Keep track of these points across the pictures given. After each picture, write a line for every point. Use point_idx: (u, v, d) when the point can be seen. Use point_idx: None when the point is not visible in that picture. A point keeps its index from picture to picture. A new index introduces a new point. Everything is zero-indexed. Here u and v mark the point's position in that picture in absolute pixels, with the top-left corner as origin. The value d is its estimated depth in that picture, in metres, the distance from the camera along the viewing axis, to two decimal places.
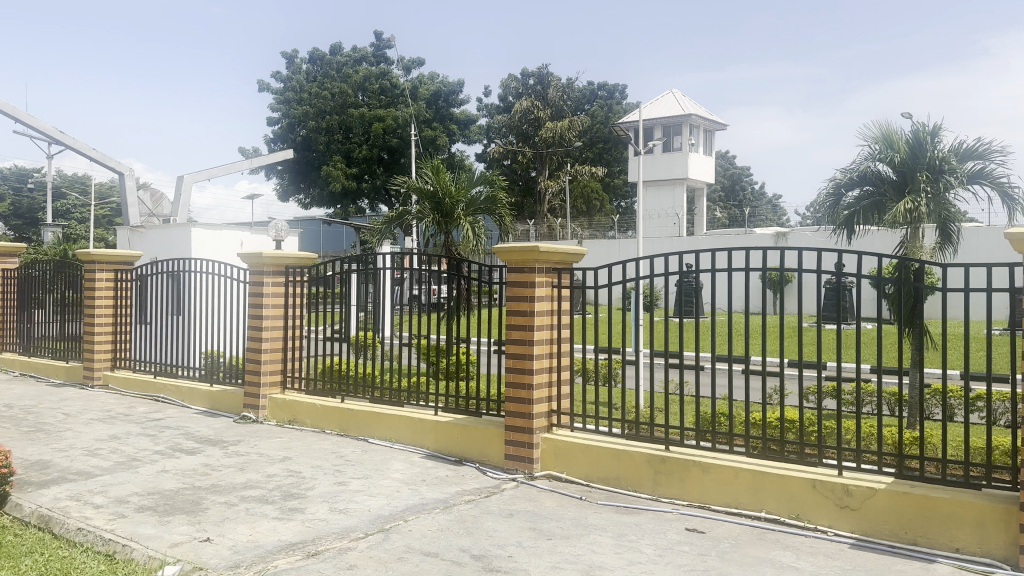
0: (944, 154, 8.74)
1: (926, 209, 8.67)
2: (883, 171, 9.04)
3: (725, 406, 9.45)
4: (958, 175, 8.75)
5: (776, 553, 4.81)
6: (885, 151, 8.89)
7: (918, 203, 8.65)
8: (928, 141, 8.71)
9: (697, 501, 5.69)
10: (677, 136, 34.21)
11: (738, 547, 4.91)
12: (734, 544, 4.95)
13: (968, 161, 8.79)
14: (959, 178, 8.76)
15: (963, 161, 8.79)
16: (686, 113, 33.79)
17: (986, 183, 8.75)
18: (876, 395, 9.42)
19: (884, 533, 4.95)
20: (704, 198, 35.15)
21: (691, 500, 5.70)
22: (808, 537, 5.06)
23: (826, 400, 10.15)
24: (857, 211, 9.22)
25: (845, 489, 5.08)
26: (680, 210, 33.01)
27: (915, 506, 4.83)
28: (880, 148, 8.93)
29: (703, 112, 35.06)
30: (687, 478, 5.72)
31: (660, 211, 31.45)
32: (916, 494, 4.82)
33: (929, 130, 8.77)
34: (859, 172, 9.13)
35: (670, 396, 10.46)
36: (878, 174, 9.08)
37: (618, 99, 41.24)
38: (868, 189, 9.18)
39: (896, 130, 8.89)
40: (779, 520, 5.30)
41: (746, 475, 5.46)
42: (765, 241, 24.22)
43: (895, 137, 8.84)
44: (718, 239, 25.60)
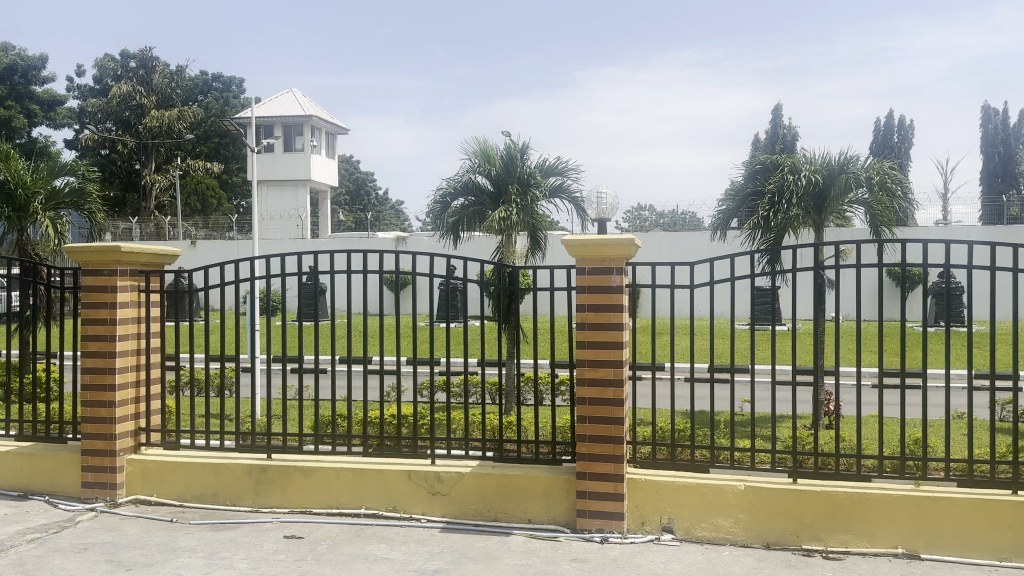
0: (530, 169, 9.82)
1: (517, 217, 9.65)
2: (482, 182, 9.91)
3: (341, 407, 9.53)
4: (542, 189, 9.89)
5: (371, 548, 4.95)
6: (483, 164, 9.76)
7: (510, 211, 9.59)
8: (518, 157, 9.70)
9: (299, 506, 5.67)
10: (298, 136, 34.24)
11: (335, 548, 4.95)
12: (331, 546, 4.98)
13: (550, 176, 9.99)
14: (543, 191, 9.89)
15: (545, 176, 9.95)
16: (306, 114, 33.74)
17: (564, 197, 10.01)
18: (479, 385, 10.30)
19: (470, 513, 5.40)
20: (328, 201, 35.31)
21: (293, 507, 5.67)
22: (401, 528, 5.30)
23: (436, 394, 10.79)
24: (461, 217, 10.01)
25: (436, 477, 5.44)
26: (304, 211, 32.62)
27: (494, 486, 5.35)
28: (479, 161, 9.79)
29: (325, 115, 35.27)
30: (289, 485, 5.67)
31: (283, 212, 30.68)
32: (494, 475, 5.34)
33: (518, 147, 9.78)
34: (461, 182, 9.90)
35: (287, 401, 10.21)
36: (477, 186, 9.94)
37: (234, 92, 38.88)
38: (471, 198, 10.01)
39: (492, 146, 9.81)
40: (378, 514, 5.50)
41: (346, 474, 5.58)
42: (385, 244, 25.07)
43: (491, 152, 9.74)
44: (342, 242, 25.82)
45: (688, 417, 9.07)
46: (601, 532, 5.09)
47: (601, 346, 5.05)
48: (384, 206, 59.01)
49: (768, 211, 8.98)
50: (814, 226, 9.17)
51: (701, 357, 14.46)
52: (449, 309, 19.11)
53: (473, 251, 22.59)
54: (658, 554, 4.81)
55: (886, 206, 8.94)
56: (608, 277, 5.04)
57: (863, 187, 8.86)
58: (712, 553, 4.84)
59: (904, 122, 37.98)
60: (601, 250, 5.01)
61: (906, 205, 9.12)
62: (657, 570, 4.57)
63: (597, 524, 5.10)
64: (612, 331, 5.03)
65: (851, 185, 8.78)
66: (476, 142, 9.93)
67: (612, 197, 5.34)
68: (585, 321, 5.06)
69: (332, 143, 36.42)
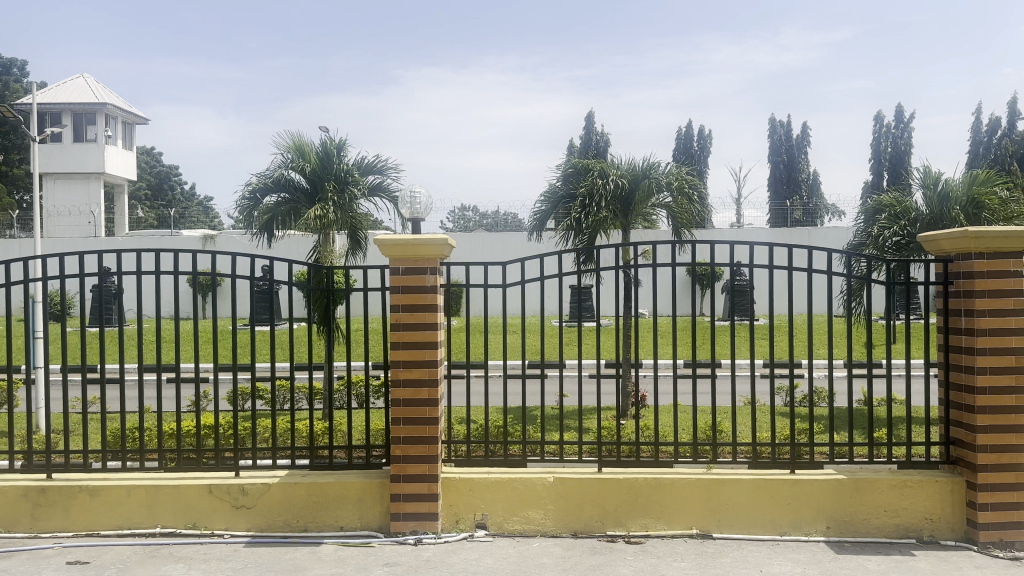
0: (348, 167, 9.56)
1: (334, 215, 9.33)
2: (295, 179, 9.51)
3: (139, 419, 8.80)
4: (360, 187, 9.65)
5: (167, 569, 4.60)
6: (297, 160, 9.38)
7: (326, 209, 9.24)
8: (334, 153, 9.42)
9: (85, 529, 5.17)
10: (91, 125, 31.23)
11: (125, 572, 4.55)
12: (121, 570, 4.57)
13: (368, 174, 9.79)
14: (361, 189, 9.66)
15: (364, 174, 9.73)
16: (101, 102, 30.89)
17: (383, 196, 9.84)
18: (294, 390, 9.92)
19: (278, 525, 5.17)
20: (126, 195, 32.56)
21: (78, 530, 5.16)
22: (202, 544, 4.97)
23: (248, 401, 10.27)
24: (275, 215, 9.55)
25: (241, 490, 5.16)
26: (99, 207, 29.87)
27: (304, 495, 5.15)
28: (292, 156, 9.41)
29: (122, 103, 32.46)
30: (74, 506, 5.16)
31: (73, 207, 27.89)
32: (304, 483, 5.14)
33: (334, 143, 9.50)
34: (272, 178, 9.46)
35: (77, 415, 9.29)
36: (290, 182, 9.51)
37: (14, 76, 35.38)
38: (284, 195, 9.57)
39: (306, 141, 9.46)
40: (176, 532, 5.13)
41: (140, 492, 5.15)
42: (192, 243, 23.51)
43: (306, 147, 9.39)
44: (141, 241, 23.89)
45: (505, 413, 9.27)
46: (415, 534, 5.06)
47: (414, 347, 5.00)
48: (193, 202, 55.35)
49: (581, 212, 9.36)
50: (622, 227, 9.68)
51: (519, 353, 14.86)
52: (264, 313, 18.25)
53: (289, 251, 21.76)
54: (470, 552, 4.85)
55: (685, 209, 9.62)
56: (421, 277, 4.99)
57: (666, 191, 9.48)
58: (523, 546, 4.96)
59: (702, 132, 41.19)
60: (414, 250, 4.94)
61: (703, 209, 9.87)
62: (470, 567, 4.61)
63: (411, 526, 5.07)
64: (426, 332, 5.00)
65: (654, 189, 9.37)
66: (289, 137, 9.53)
67: (426, 197, 5.31)
68: (398, 322, 4.99)
69: (131, 134, 33.60)
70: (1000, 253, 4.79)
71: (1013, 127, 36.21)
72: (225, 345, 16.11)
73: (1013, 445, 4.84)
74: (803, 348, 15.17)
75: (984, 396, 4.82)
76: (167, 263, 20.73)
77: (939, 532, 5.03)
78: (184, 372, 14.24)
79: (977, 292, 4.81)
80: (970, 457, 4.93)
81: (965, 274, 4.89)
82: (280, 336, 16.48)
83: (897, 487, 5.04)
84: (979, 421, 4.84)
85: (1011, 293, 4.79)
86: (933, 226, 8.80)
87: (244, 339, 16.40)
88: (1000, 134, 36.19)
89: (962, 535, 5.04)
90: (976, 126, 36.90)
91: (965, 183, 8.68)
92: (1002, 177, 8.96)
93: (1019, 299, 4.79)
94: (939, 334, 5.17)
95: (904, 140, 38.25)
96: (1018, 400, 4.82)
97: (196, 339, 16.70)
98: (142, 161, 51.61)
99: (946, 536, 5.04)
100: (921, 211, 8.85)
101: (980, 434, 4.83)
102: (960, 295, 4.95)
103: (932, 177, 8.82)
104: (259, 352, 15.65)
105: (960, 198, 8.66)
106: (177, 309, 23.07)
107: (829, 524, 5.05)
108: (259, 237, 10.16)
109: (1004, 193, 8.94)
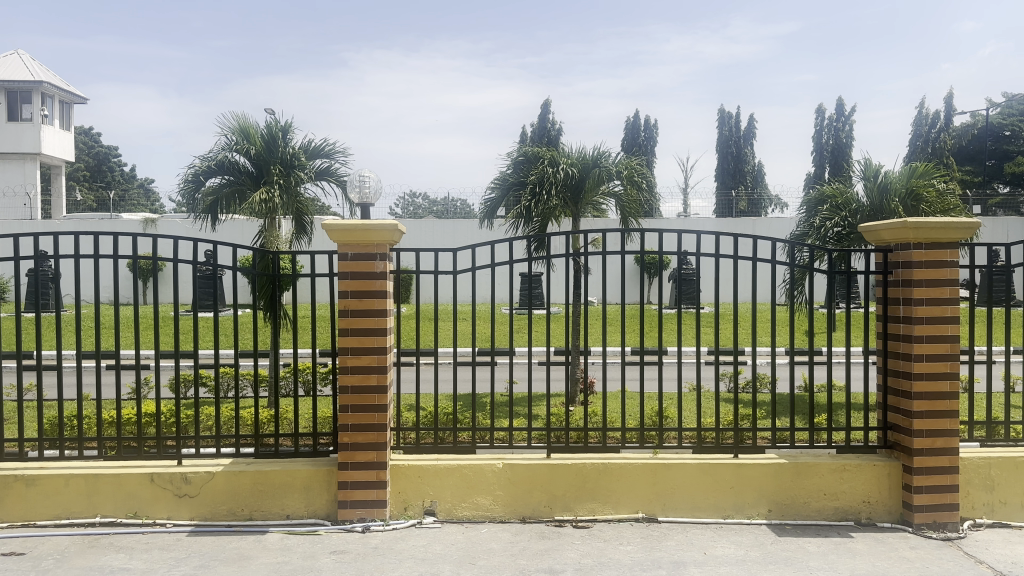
0: (295, 150, 9.38)
1: (279, 199, 9.12)
2: (240, 161, 9.25)
3: (78, 406, 8.64)
4: (307, 171, 9.46)
5: (107, 559, 4.47)
6: (240, 142, 9.13)
7: (272, 194, 9.03)
8: (280, 136, 9.21)
9: (20, 519, 5.00)
10: (26, 104, 30.03)
11: (64, 562, 4.42)
12: (60, 560, 4.44)
13: (315, 158, 9.61)
14: (307, 173, 9.46)
15: (310, 158, 9.55)
16: (37, 80, 29.63)
17: (330, 180, 9.67)
18: (239, 377, 9.89)
19: (223, 514, 5.08)
20: (62, 177, 31.40)
21: (14, 521, 4.99)
22: (144, 534, 4.85)
23: (191, 389, 10.15)
24: (218, 198, 9.28)
25: (184, 478, 5.04)
26: (34, 188, 28.81)
27: (249, 483, 5.06)
28: (236, 139, 9.15)
29: (58, 82, 31.23)
30: (9, 496, 4.99)
31: (7, 188, 26.77)
32: (249, 472, 5.05)
33: (279, 125, 9.28)
34: (215, 161, 9.19)
35: (10, 402, 9.09)
36: (234, 165, 9.25)
37: None
38: (228, 178, 9.30)
39: (251, 123, 9.20)
40: (116, 522, 5.00)
41: (79, 481, 4.99)
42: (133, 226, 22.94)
43: (250, 129, 9.13)
44: (79, 224, 23.12)
45: (456, 400, 9.38)
46: (362, 522, 5.03)
47: (363, 334, 4.94)
48: (130, 184, 53.51)
49: (531, 200, 9.36)
50: (572, 216, 9.71)
51: (469, 340, 14.96)
52: (207, 299, 18.04)
53: (235, 235, 21.41)
54: (419, 539, 4.83)
55: (634, 198, 9.71)
56: (371, 263, 4.91)
57: (617, 180, 9.56)
58: (472, 532, 4.97)
59: (650, 122, 41.51)
60: (363, 236, 4.86)
61: (651, 198, 9.95)
62: (419, 553, 4.60)
63: (358, 514, 5.02)
64: (374, 319, 4.94)
65: (604, 178, 9.41)
66: (233, 118, 9.26)
67: (376, 182, 5.22)
68: (347, 308, 4.91)
69: (68, 112, 32.42)
70: (937, 244, 4.96)
71: (948, 123, 37.41)
72: (168, 331, 15.90)
73: (947, 430, 5.04)
74: (747, 336, 15.57)
75: (921, 382, 5.00)
76: (106, 247, 20.24)
77: (876, 514, 5.22)
78: (124, 359, 13.94)
79: (915, 281, 4.97)
80: (906, 442, 5.11)
81: (903, 263, 5.05)
82: (225, 323, 16.26)
83: (836, 471, 5.20)
84: (917, 406, 5.01)
85: (947, 282, 4.96)
86: (873, 217, 9.07)
87: (187, 326, 16.16)
88: (937, 129, 37.28)
89: (896, 517, 5.23)
90: (916, 120, 37.94)
91: (904, 175, 9.00)
92: (939, 170, 9.32)
93: (955, 288, 4.96)
94: (880, 323, 5.34)
95: (844, 132, 39.35)
96: (953, 386, 5.00)
97: (138, 326, 16.34)
98: (80, 140, 49.88)
99: (882, 518, 5.22)
100: (862, 203, 9.10)
101: (917, 419, 5.02)
102: (899, 283, 5.11)
103: (873, 169, 9.14)
104: (204, 338, 15.48)
105: (898, 190, 8.99)
106: (118, 295, 22.49)
107: (771, 507, 5.18)
108: (202, 219, 9.87)
109: (940, 185, 9.31)
